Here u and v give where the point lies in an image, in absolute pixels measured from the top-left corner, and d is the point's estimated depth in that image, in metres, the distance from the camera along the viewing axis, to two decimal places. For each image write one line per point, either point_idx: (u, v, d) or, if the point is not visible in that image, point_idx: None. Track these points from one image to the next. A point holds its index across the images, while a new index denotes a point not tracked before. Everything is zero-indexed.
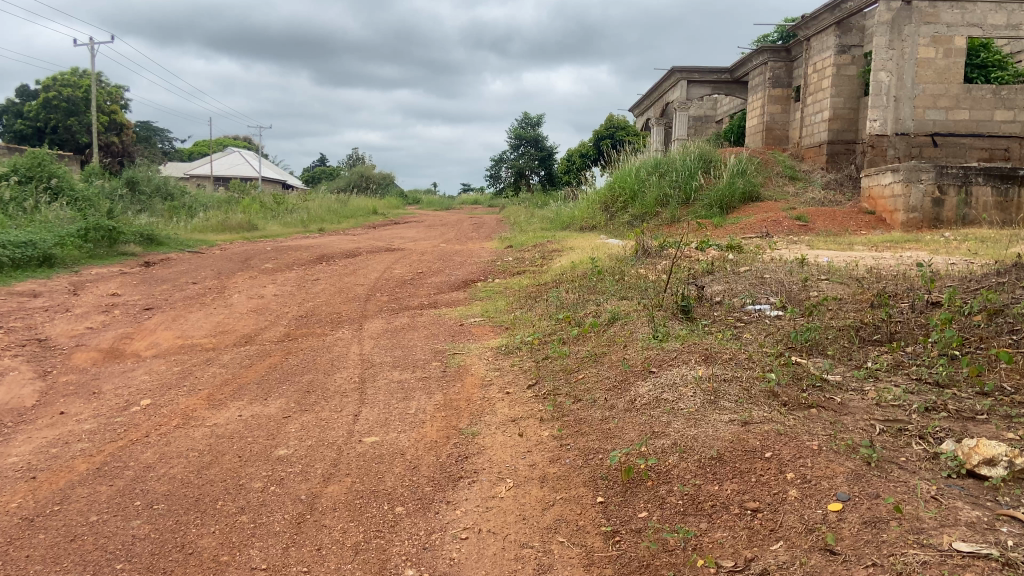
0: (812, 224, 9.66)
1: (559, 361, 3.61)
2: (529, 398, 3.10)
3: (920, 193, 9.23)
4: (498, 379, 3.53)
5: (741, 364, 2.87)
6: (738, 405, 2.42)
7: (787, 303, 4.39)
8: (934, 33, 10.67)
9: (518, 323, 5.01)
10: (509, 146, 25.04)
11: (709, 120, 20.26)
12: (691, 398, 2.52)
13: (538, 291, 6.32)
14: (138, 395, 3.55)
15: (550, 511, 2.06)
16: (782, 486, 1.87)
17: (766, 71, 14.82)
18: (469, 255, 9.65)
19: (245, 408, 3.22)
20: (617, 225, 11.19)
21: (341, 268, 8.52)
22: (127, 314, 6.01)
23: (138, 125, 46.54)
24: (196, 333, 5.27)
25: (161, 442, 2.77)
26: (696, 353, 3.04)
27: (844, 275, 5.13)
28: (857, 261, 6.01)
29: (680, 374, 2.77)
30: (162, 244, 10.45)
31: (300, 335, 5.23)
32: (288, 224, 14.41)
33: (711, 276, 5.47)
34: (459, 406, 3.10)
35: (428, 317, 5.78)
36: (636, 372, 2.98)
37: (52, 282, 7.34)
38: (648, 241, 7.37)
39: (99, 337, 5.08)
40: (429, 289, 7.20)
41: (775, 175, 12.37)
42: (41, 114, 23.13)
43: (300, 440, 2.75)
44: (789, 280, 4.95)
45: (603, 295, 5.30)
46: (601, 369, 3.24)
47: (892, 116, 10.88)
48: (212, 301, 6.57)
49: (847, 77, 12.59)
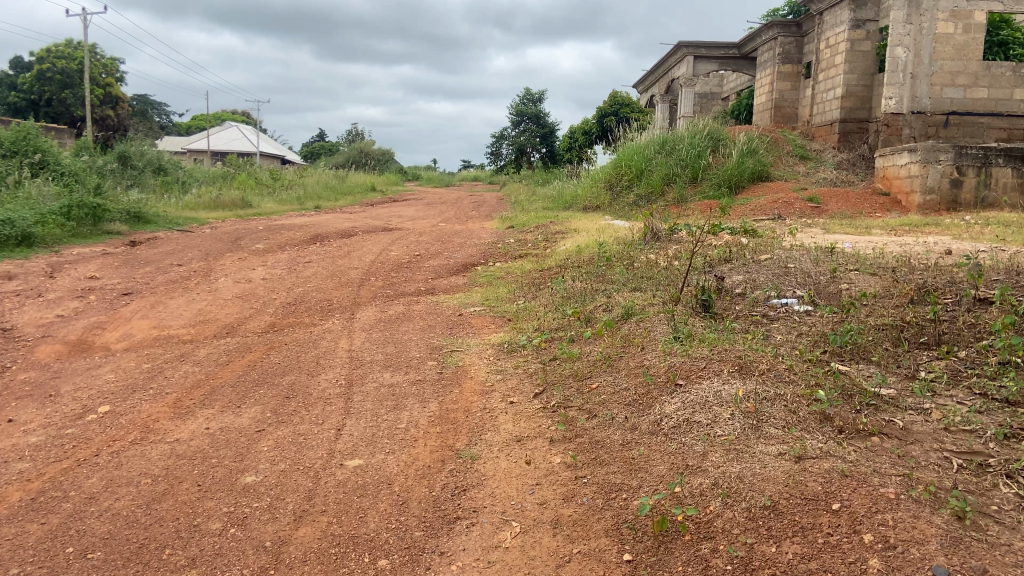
0: (825, 205, 9.25)
1: (568, 365, 3.24)
2: (536, 411, 2.73)
3: (937, 174, 8.83)
4: (500, 385, 3.15)
5: (782, 379, 2.47)
6: (789, 433, 2.04)
7: (817, 298, 4.03)
8: (953, 8, 10.18)
9: (522, 315, 4.64)
10: (510, 122, 24.54)
11: (715, 96, 19.75)
12: (730, 423, 2.14)
13: (543, 278, 5.93)
14: (98, 400, 3.16)
15: (565, 570, 1.69)
16: (860, 553, 1.52)
17: (776, 46, 14.31)
18: (469, 236, 9.24)
19: (214, 419, 2.83)
20: (622, 205, 10.76)
21: (336, 250, 8.11)
22: (103, 299, 5.62)
23: (135, 99, 46.04)
24: (175, 323, 4.89)
25: (112, 464, 2.40)
26: (727, 362, 2.64)
27: (874, 264, 4.76)
28: (883, 249, 5.63)
29: (713, 390, 2.38)
30: (151, 223, 10.02)
31: (287, 325, 4.84)
32: (283, 201, 13.99)
33: (729, 264, 5.09)
34: (456, 419, 2.72)
35: (426, 305, 5.38)
36: (659, 385, 2.59)
37: (29, 263, 6.93)
38: (657, 224, 6.99)
39: (69, 327, 4.70)
40: (427, 273, 6.80)
41: (786, 154, 11.92)
42: (35, 87, 22.62)
43: (272, 463, 2.37)
44: (816, 271, 4.55)
45: (613, 285, 4.92)
46: (615, 378, 2.86)
47: (908, 94, 10.44)
48: (196, 286, 6.17)
49: (862, 53, 12.11)
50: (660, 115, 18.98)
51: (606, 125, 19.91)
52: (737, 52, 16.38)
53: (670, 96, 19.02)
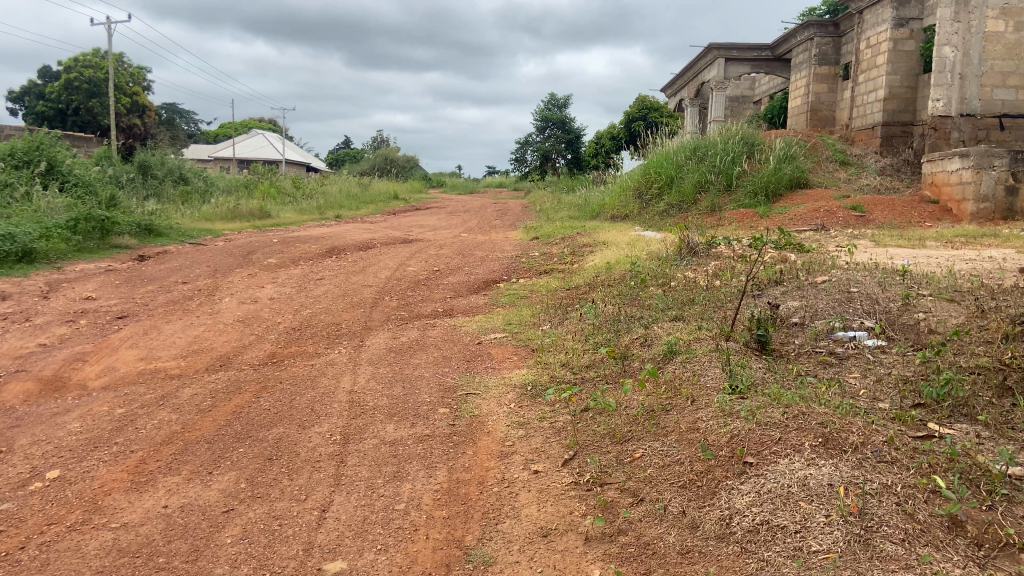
0: (870, 214, 8.62)
1: (603, 422, 2.70)
2: (565, 488, 2.21)
3: (992, 181, 8.18)
4: (521, 446, 2.62)
5: (884, 460, 1.93)
6: (913, 554, 1.54)
7: (889, 332, 3.49)
8: (1004, 5, 9.50)
9: (548, 346, 4.12)
10: (535, 128, 24.07)
11: (747, 100, 19.15)
12: (828, 536, 1.64)
13: (570, 299, 5.42)
14: (48, 461, 2.69)
15: None
16: None
17: (812, 47, 13.69)
18: (491, 248, 8.74)
19: (176, 492, 2.35)
20: (652, 213, 10.20)
21: (351, 265, 7.65)
22: (94, 324, 5.19)
23: (163, 107, 46.45)
24: (164, 354, 4.40)
25: (35, 564, 1.93)
26: (807, 433, 2.10)
27: (949, 286, 4.18)
28: (948, 267, 5.05)
29: (796, 477, 1.86)
30: (162, 235, 9.64)
31: (288, 357, 4.36)
32: (304, 211, 13.59)
33: (780, 287, 4.54)
34: (467, 498, 2.21)
35: (442, 331, 4.87)
36: (724, 464, 2.04)
37: (27, 282, 6.54)
38: (693, 237, 6.44)
39: (48, 360, 4.24)
40: (445, 291, 6.30)
41: (825, 159, 11.27)
42: (62, 96, 22.43)
43: (233, 566, 1.88)
44: (884, 297, 3.96)
45: (650, 310, 4.39)
46: (664, 445, 2.32)
47: (957, 96, 9.74)
48: (198, 308, 5.72)
49: (904, 53, 11.44)
50: (690, 120, 18.38)
51: (634, 130, 19.31)
52: (770, 54, 15.72)
53: (699, 99, 18.44)
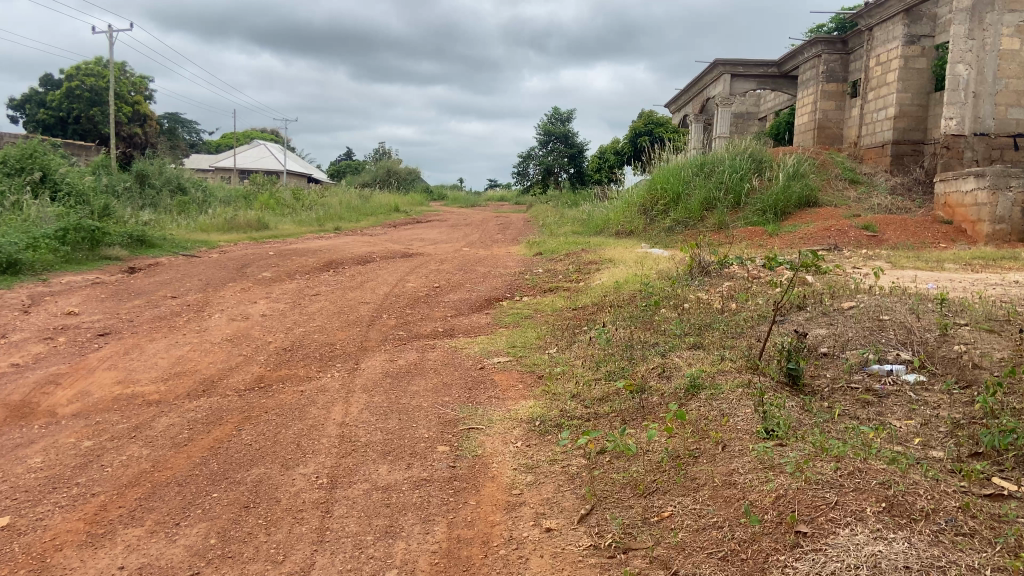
0: (883, 233, 8.34)
1: (623, 469, 2.40)
2: (586, 554, 1.92)
3: (1008, 202, 7.90)
4: (530, 495, 2.33)
5: (963, 533, 1.63)
6: None
7: (930, 366, 3.18)
8: (1019, 22, 9.21)
9: (555, 374, 3.81)
10: (538, 142, 23.85)
11: (751, 117, 18.96)
12: None
13: (577, 321, 5.12)
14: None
15: None
16: None
17: (819, 64, 13.46)
18: (494, 263, 8.46)
19: (136, 549, 2.05)
20: (659, 229, 9.92)
21: (348, 280, 7.36)
22: (74, 342, 4.89)
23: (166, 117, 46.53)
24: (143, 376, 4.10)
25: None
26: (868, 495, 1.81)
27: (983, 315, 3.89)
28: (974, 292, 4.77)
29: (864, 558, 1.57)
30: (154, 247, 9.35)
31: (276, 381, 4.06)
32: (302, 222, 13.30)
33: (803, 313, 4.25)
34: (471, 563, 1.92)
35: (441, 354, 4.57)
36: (771, 533, 1.76)
37: (9, 295, 6.25)
38: (704, 256, 6.15)
39: (18, 381, 3.95)
40: (446, 310, 6.01)
41: (834, 177, 11.01)
42: (63, 104, 22.22)
43: None
44: (918, 326, 3.66)
45: (664, 336, 4.09)
46: (697, 502, 2.03)
47: (970, 114, 9.47)
48: (184, 325, 5.42)
49: (915, 70, 11.19)
50: (694, 136, 18.16)
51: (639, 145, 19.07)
52: (777, 71, 15.51)
53: (704, 116, 18.23)
